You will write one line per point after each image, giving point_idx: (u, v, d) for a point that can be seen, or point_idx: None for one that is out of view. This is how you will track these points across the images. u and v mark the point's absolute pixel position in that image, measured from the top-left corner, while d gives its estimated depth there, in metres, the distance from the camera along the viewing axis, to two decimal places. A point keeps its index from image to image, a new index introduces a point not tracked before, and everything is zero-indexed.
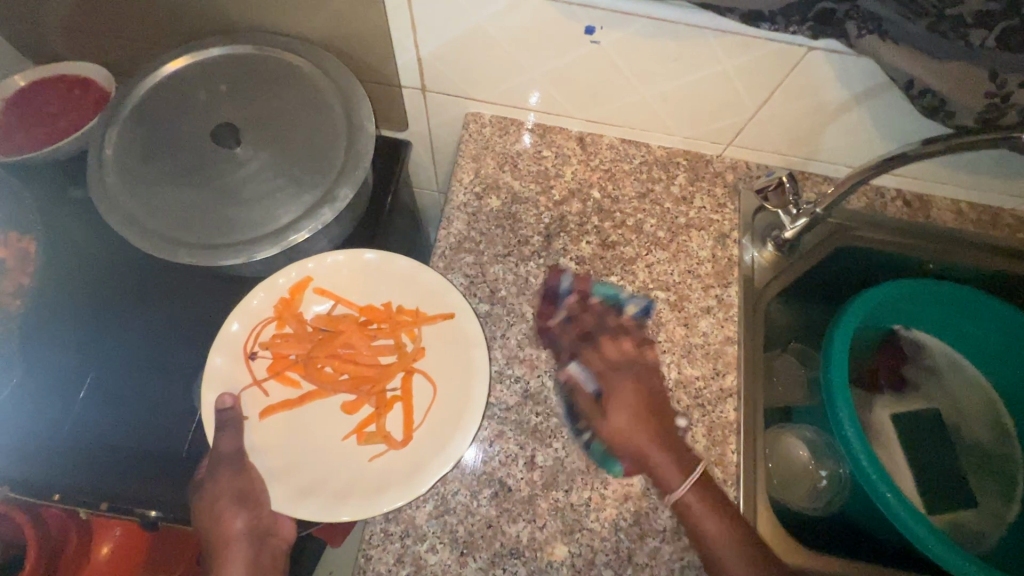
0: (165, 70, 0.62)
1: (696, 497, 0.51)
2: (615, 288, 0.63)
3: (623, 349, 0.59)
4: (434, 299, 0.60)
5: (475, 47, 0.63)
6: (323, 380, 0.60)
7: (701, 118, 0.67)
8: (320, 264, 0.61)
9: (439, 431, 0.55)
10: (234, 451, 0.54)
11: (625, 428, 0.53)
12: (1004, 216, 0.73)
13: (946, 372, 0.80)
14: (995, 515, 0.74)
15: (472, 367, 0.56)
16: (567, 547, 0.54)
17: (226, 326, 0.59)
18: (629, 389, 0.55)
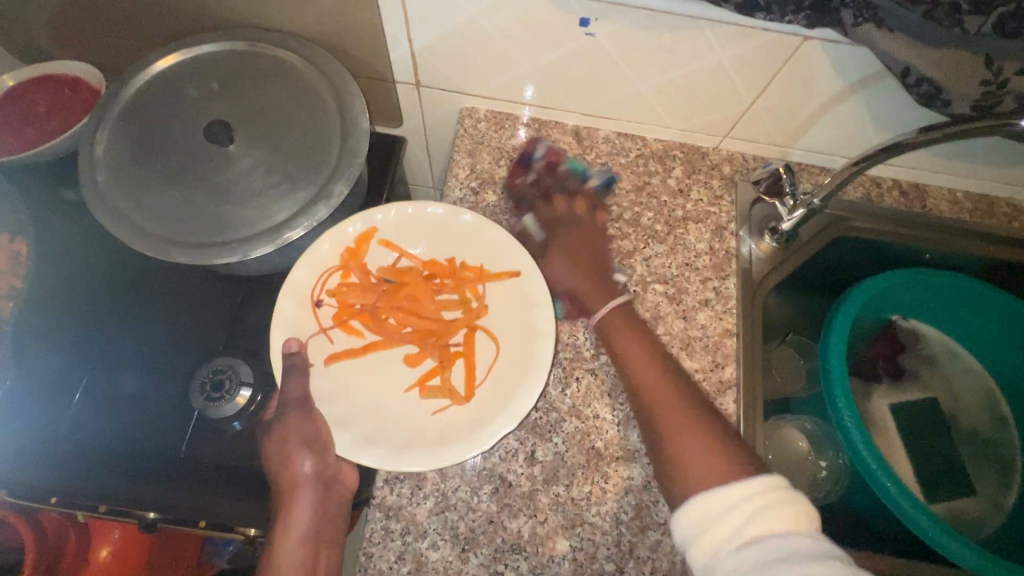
0: (156, 67, 0.61)
1: (613, 320, 0.57)
2: (581, 164, 0.70)
3: (575, 209, 0.66)
4: (500, 257, 0.60)
5: (470, 40, 0.62)
6: (388, 331, 0.60)
7: (697, 110, 0.67)
8: (388, 214, 0.61)
9: (503, 389, 0.55)
10: (300, 395, 0.54)
11: (556, 265, 0.62)
12: (999, 204, 0.73)
13: (943, 360, 0.81)
14: (993, 502, 0.74)
15: (536, 328, 0.56)
16: (569, 541, 0.54)
17: (293, 272, 0.58)
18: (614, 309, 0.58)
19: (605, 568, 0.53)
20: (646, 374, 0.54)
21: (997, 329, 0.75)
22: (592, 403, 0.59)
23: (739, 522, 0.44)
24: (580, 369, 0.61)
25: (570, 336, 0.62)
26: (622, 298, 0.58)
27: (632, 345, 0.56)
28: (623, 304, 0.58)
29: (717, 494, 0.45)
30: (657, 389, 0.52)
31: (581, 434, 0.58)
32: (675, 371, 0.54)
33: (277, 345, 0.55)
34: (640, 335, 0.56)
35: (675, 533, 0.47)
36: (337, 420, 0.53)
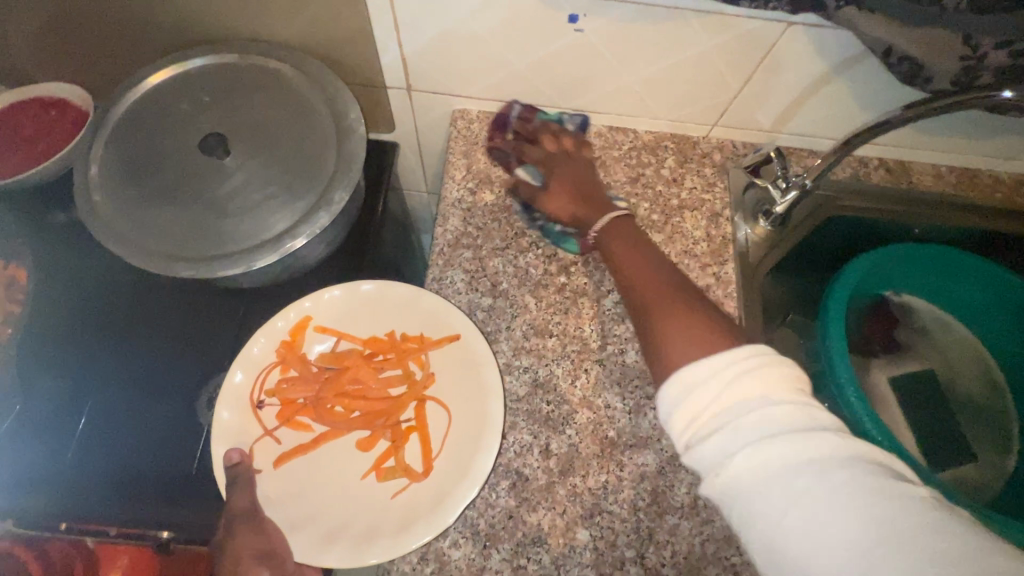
0: (148, 83, 0.61)
1: (609, 237, 0.56)
2: (555, 114, 0.70)
3: (563, 143, 0.66)
4: (439, 322, 0.61)
5: (460, 41, 0.63)
6: (335, 420, 0.60)
7: (685, 100, 0.68)
8: (317, 303, 0.62)
9: (460, 458, 0.55)
10: (247, 506, 0.53)
11: (561, 192, 0.62)
12: (980, 176, 0.75)
13: (936, 332, 0.83)
14: (996, 467, 0.76)
15: (486, 387, 0.56)
16: (588, 531, 0.54)
17: (230, 376, 0.59)
18: (565, 167, 0.63)
19: (627, 555, 0.54)
20: (616, 245, 0.55)
21: (986, 297, 0.77)
22: (602, 393, 0.60)
23: (725, 392, 0.41)
24: (588, 361, 0.61)
25: (576, 329, 0.63)
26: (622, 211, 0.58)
27: (566, 186, 0.62)
28: (622, 217, 0.58)
29: (700, 366, 0.42)
30: (628, 258, 0.54)
31: (594, 425, 0.59)
32: (671, 273, 0.52)
33: (220, 458, 0.56)
34: (637, 242, 0.55)
35: (659, 409, 0.44)
36: (295, 520, 0.54)
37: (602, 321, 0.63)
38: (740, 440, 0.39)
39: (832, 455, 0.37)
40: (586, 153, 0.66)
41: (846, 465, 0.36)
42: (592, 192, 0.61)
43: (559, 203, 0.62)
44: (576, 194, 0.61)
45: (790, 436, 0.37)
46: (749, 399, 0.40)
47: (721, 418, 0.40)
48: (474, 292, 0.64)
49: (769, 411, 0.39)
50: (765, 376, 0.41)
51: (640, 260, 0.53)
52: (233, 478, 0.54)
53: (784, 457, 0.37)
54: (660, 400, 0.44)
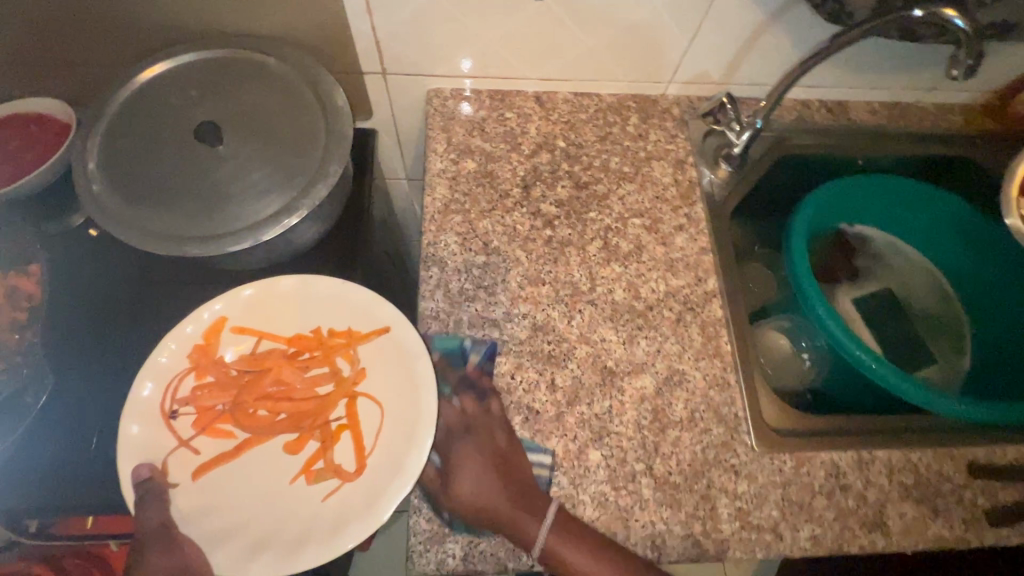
0: (140, 78, 0.64)
1: (556, 543, 0.53)
2: (455, 339, 0.62)
3: (465, 409, 0.57)
4: (367, 316, 0.61)
5: (429, 21, 0.67)
6: (257, 425, 0.59)
7: (641, 60, 0.74)
8: (232, 303, 0.61)
9: (394, 452, 0.56)
10: (157, 525, 0.52)
11: (471, 494, 0.53)
12: (909, 108, 0.83)
13: (889, 256, 0.91)
14: (953, 366, 0.84)
15: (418, 377, 0.57)
16: (600, 451, 0.59)
17: (137, 390, 0.57)
18: (472, 455, 0.55)
19: (636, 469, 0.59)
20: (574, 564, 0.53)
21: (926, 218, 0.86)
22: (597, 329, 0.65)
23: None
24: (581, 302, 0.66)
25: (567, 275, 0.68)
26: (555, 507, 0.54)
27: (483, 484, 0.53)
28: (560, 512, 0.54)
29: None
30: (581, 565, 0.52)
31: (593, 357, 0.63)
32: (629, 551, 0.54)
33: (127, 474, 0.54)
34: (585, 536, 0.54)
35: None
36: (217, 535, 0.53)
37: (589, 266, 0.68)
38: None
39: None
40: (494, 411, 0.57)
41: None
42: (518, 481, 0.54)
43: (474, 501, 0.53)
44: (494, 491, 0.53)
45: None
46: None
47: None
48: (469, 250, 0.68)
49: None
50: None
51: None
52: (145, 494, 0.53)
53: None
54: None
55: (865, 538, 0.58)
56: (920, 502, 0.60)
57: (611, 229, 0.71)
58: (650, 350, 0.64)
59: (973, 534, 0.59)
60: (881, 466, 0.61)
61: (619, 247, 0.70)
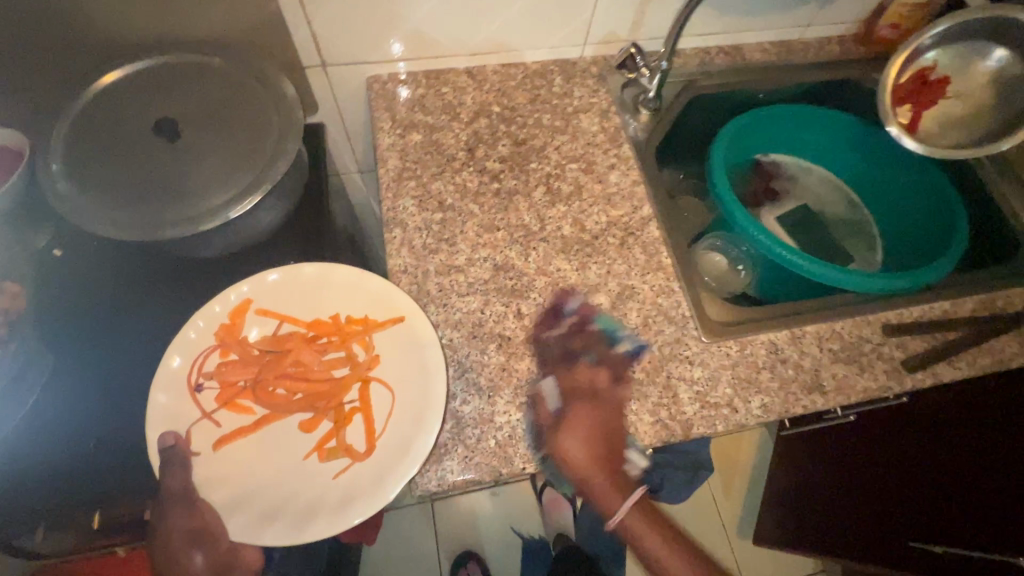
0: (97, 87, 0.68)
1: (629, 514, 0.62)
2: (615, 324, 0.68)
3: (588, 380, 0.64)
4: (385, 304, 0.66)
5: (358, 9, 0.74)
6: (276, 403, 0.63)
7: (556, 27, 0.83)
8: (254, 287, 0.67)
9: (403, 435, 0.60)
10: (181, 488, 0.57)
11: (574, 443, 0.60)
12: (793, 45, 0.95)
13: (801, 177, 1.02)
14: (868, 261, 0.96)
15: (428, 365, 0.62)
16: (570, 363, 0.66)
17: (167, 361, 0.62)
18: (586, 416, 0.62)
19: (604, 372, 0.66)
20: (635, 526, 0.63)
21: (826, 136, 0.97)
22: (552, 261, 0.72)
23: None
24: (534, 241, 0.73)
25: (518, 219, 0.75)
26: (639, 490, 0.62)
27: (592, 449, 0.60)
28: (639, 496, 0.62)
29: None
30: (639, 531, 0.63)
31: (552, 284, 0.70)
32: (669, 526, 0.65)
33: (154, 440, 0.59)
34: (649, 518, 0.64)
35: None
36: (230, 504, 0.57)
37: (537, 209, 0.76)
38: None
39: None
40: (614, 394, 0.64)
41: None
42: (619, 457, 0.62)
43: (581, 468, 0.60)
44: (593, 449, 0.61)
45: None
46: None
47: None
48: (427, 211, 0.74)
49: None
50: None
51: (659, 540, 0.63)
52: (167, 459, 0.58)
53: None
54: None
55: (807, 398, 0.66)
56: (848, 362, 0.69)
57: (552, 176, 0.79)
58: (601, 272, 0.72)
59: (894, 381, 0.68)
60: (811, 339, 0.70)
61: (561, 189, 0.77)
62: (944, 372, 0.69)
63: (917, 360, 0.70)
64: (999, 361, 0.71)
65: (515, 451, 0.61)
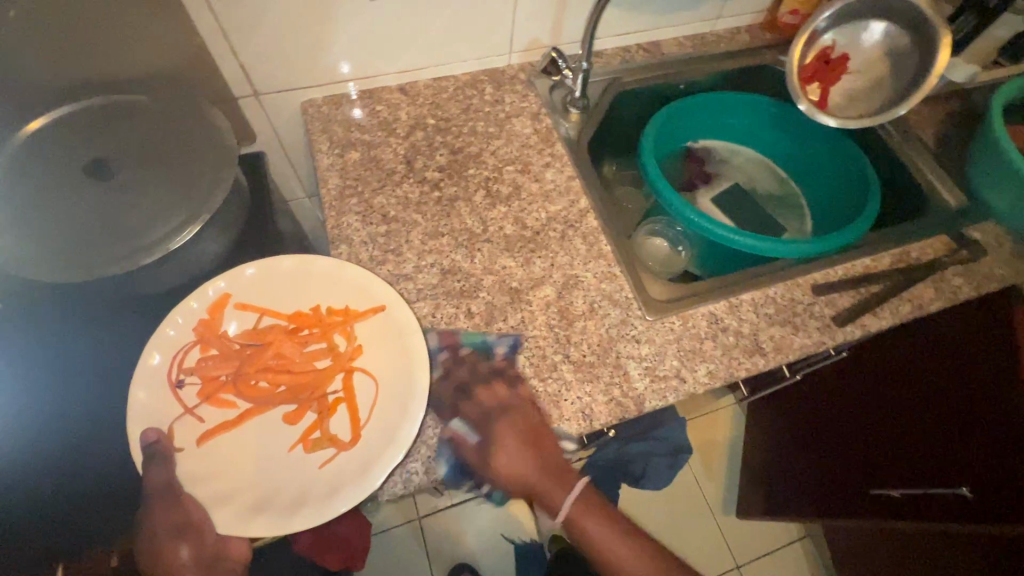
0: (25, 134, 0.68)
1: (574, 508, 0.65)
2: (479, 335, 0.69)
3: (497, 395, 0.64)
4: (367, 295, 0.68)
5: (284, 37, 0.75)
6: (258, 396, 0.64)
7: (480, 38, 0.87)
8: (233, 282, 0.68)
9: (388, 423, 0.61)
10: (164, 482, 0.57)
11: (511, 458, 0.62)
12: (707, 37, 1.02)
13: (731, 159, 1.08)
14: (800, 230, 1.02)
15: (412, 353, 0.63)
16: (523, 355, 0.68)
17: (147, 359, 0.62)
18: (510, 433, 0.62)
19: (556, 359, 0.68)
20: (586, 523, 0.66)
21: (747, 119, 1.03)
22: (498, 260, 0.75)
23: None
24: (479, 242, 0.76)
25: (461, 224, 0.77)
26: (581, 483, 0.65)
27: (529, 460, 0.62)
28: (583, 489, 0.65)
29: None
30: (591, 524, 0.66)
31: (500, 282, 0.73)
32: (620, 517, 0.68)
33: (137, 436, 0.59)
34: (596, 511, 0.66)
35: None
36: (214, 497, 0.57)
37: (478, 211, 0.78)
38: None
39: None
40: (523, 394, 0.65)
41: None
42: (554, 459, 0.64)
43: (522, 479, 0.62)
44: (533, 459, 0.62)
45: None
46: None
47: None
48: (371, 226, 0.76)
49: None
50: None
51: (601, 526, 0.66)
52: (151, 456, 0.58)
53: None
54: None
55: (749, 361, 0.70)
56: (783, 324, 0.74)
57: (490, 179, 0.81)
58: (545, 265, 0.75)
59: (827, 336, 0.73)
60: (748, 306, 0.75)
61: (500, 191, 0.80)
62: (871, 323, 0.74)
63: (846, 315, 0.75)
64: (919, 307, 0.76)
65: (477, 445, 0.62)
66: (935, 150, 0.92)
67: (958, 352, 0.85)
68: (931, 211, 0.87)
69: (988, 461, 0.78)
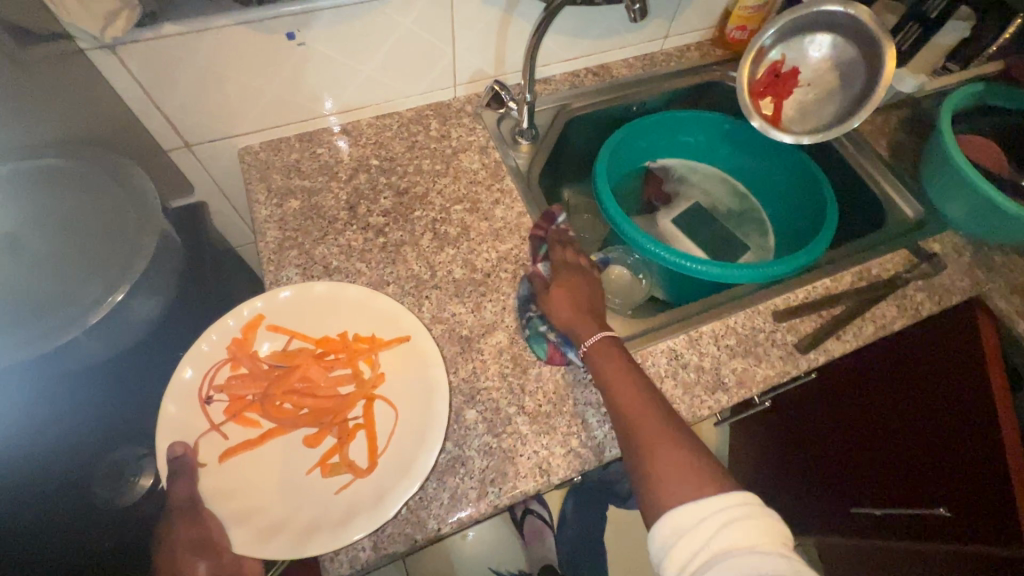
0: None
1: (598, 351, 0.62)
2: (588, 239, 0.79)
3: (578, 260, 0.72)
4: (392, 325, 0.68)
5: (209, 87, 0.72)
6: (283, 417, 0.64)
7: (420, 74, 0.84)
8: (269, 302, 0.68)
9: (406, 453, 0.60)
10: (189, 497, 0.57)
11: (555, 297, 0.67)
12: (656, 57, 1.00)
13: (689, 176, 1.06)
14: (763, 248, 1.00)
15: (432, 385, 0.63)
16: (475, 409, 0.65)
17: (180, 373, 0.63)
18: (571, 279, 0.69)
19: (510, 412, 0.65)
20: (606, 367, 0.60)
21: (703, 136, 1.01)
22: (447, 307, 0.72)
23: (710, 534, 0.47)
24: (426, 290, 0.73)
25: (407, 271, 0.74)
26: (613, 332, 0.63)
27: (571, 305, 0.66)
28: (609, 339, 0.63)
29: (683, 512, 0.48)
30: (614, 377, 0.59)
31: (449, 331, 0.70)
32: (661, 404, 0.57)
33: (163, 450, 0.59)
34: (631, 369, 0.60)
35: (653, 539, 0.50)
36: (234, 514, 0.57)
37: (425, 256, 0.75)
38: (710, 542, 0.47)
39: (750, 521, 0.47)
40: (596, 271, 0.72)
41: (760, 531, 0.46)
42: (596, 313, 0.66)
43: (561, 314, 0.66)
44: (575, 302, 0.67)
45: (736, 539, 0.46)
46: (732, 542, 0.46)
47: (707, 558, 0.46)
48: (312, 280, 0.72)
49: (746, 555, 0.44)
50: (731, 510, 0.47)
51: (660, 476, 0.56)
52: (176, 469, 0.58)
53: (733, 545, 0.46)
54: (657, 535, 0.49)
55: (711, 398, 0.68)
56: (745, 355, 0.71)
57: (437, 220, 0.79)
58: (496, 310, 0.72)
59: (791, 365, 0.71)
60: (708, 338, 0.72)
61: (448, 232, 0.77)
62: (834, 348, 0.72)
63: (808, 341, 0.73)
64: (882, 327, 0.75)
65: (429, 513, 0.59)
66: (889, 161, 0.91)
67: (925, 364, 0.82)
68: (889, 224, 0.86)
69: (968, 479, 0.75)
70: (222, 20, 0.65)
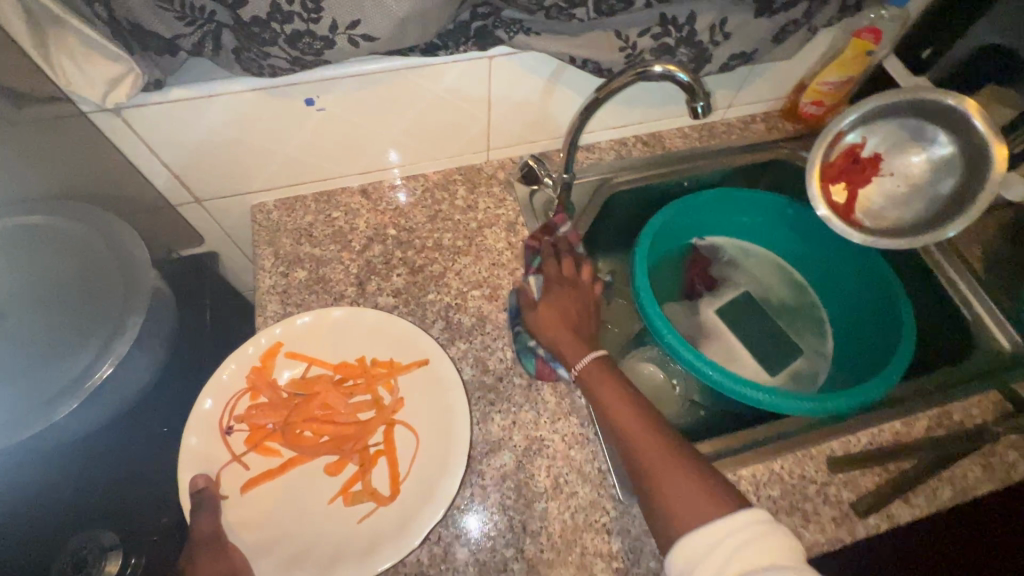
0: None
1: (594, 375, 0.58)
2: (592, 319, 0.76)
3: (574, 273, 0.69)
4: (409, 345, 0.63)
5: (220, 146, 0.66)
6: (303, 445, 0.60)
7: (450, 138, 0.77)
8: (287, 329, 0.63)
9: (427, 481, 0.57)
10: (213, 531, 0.53)
11: (546, 317, 0.64)
12: (716, 127, 0.90)
13: (739, 258, 0.95)
14: (817, 350, 0.89)
15: (451, 407, 0.59)
16: (466, 547, 0.57)
17: (198, 403, 0.59)
18: (563, 296, 0.66)
19: (507, 555, 0.57)
20: (607, 393, 0.56)
21: (761, 218, 0.90)
22: None
23: None
24: None
25: None
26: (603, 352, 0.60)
27: (564, 328, 0.63)
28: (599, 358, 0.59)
29: None
30: (617, 409, 0.54)
31: None
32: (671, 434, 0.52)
33: (185, 483, 0.56)
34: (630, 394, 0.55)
35: None
36: (259, 544, 0.55)
37: None
38: None
39: None
40: (585, 281, 0.69)
41: None
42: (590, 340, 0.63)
43: (553, 333, 0.63)
44: (568, 326, 0.63)
45: None
46: None
47: None
48: None
49: None
50: None
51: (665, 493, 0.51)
52: (198, 504, 0.54)
53: None
54: None
55: None
56: (790, 511, 0.61)
57: (452, 307, 0.71)
58: (505, 424, 0.64)
59: (845, 530, 0.60)
60: (747, 485, 0.62)
61: (462, 322, 0.70)
62: (900, 513, 0.61)
63: (869, 502, 0.61)
64: (961, 491, 0.63)
65: None
66: (983, 277, 0.78)
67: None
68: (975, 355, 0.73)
69: None
70: (235, 86, 0.60)
